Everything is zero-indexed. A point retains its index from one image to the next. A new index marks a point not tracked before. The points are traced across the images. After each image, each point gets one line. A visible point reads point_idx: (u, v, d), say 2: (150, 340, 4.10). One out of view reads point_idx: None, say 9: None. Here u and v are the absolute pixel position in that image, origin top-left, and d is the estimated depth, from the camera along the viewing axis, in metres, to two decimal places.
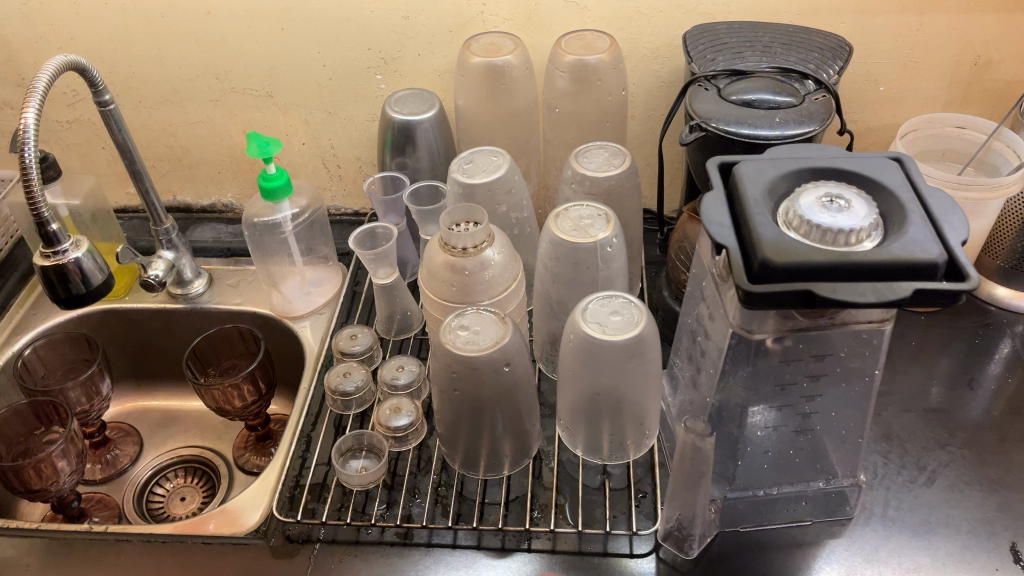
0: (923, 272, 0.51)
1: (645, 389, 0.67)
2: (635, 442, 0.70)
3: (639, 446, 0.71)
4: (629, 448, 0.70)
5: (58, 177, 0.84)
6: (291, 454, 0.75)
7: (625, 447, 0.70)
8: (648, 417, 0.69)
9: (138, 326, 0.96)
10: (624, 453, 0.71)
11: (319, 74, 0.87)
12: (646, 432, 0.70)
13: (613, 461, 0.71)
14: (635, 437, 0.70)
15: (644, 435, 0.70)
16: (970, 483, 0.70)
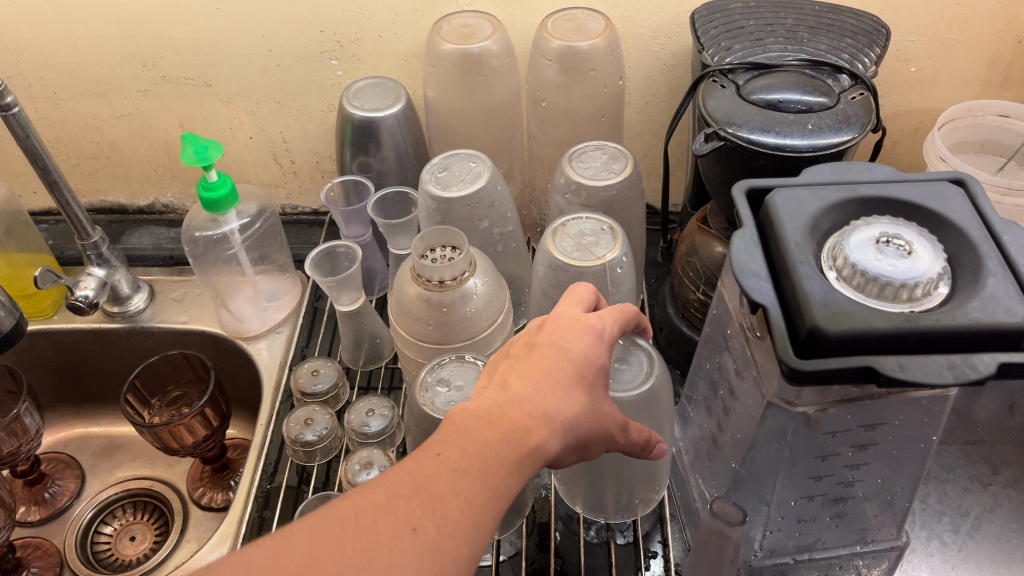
0: (1006, 340, 0.42)
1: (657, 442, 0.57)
2: (646, 496, 0.61)
3: (651, 498, 0.62)
4: (639, 503, 0.61)
5: None
6: (247, 516, 0.65)
7: (637, 503, 0.61)
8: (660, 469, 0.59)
9: (71, 348, 0.85)
10: (634, 508, 0.62)
11: (265, 60, 0.75)
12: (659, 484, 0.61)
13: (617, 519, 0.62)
14: (646, 491, 0.61)
15: (654, 492, 0.61)
16: (1019, 531, 0.63)
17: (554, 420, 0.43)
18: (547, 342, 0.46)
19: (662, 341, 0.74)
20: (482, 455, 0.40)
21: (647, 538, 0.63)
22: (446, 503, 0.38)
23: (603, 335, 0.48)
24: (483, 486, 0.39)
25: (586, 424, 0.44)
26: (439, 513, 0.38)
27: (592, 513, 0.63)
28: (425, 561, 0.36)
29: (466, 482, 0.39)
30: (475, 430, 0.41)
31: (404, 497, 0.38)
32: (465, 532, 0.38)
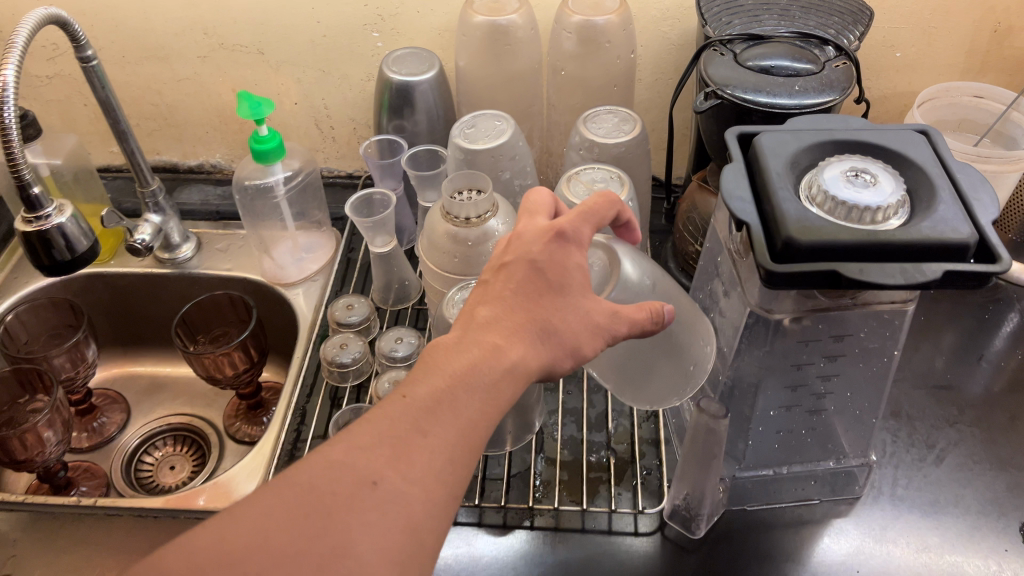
0: (952, 253, 0.49)
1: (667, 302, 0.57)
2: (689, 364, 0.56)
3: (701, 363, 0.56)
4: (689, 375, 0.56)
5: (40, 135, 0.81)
6: (286, 426, 0.72)
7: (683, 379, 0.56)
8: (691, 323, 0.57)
9: (124, 291, 0.93)
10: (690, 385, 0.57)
11: (313, 31, 0.84)
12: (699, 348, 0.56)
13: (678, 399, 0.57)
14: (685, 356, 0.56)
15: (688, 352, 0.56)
16: (980, 462, 0.69)
17: (525, 340, 0.49)
18: (515, 260, 0.52)
19: None
20: (448, 401, 0.46)
21: (643, 457, 0.70)
22: (412, 449, 0.43)
23: (567, 233, 0.52)
24: (448, 430, 0.45)
25: (564, 328, 0.50)
26: (403, 464, 0.43)
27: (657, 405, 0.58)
28: (392, 506, 0.41)
29: (430, 428, 0.44)
30: (447, 371, 0.47)
31: (372, 451, 0.43)
32: (432, 472, 0.43)
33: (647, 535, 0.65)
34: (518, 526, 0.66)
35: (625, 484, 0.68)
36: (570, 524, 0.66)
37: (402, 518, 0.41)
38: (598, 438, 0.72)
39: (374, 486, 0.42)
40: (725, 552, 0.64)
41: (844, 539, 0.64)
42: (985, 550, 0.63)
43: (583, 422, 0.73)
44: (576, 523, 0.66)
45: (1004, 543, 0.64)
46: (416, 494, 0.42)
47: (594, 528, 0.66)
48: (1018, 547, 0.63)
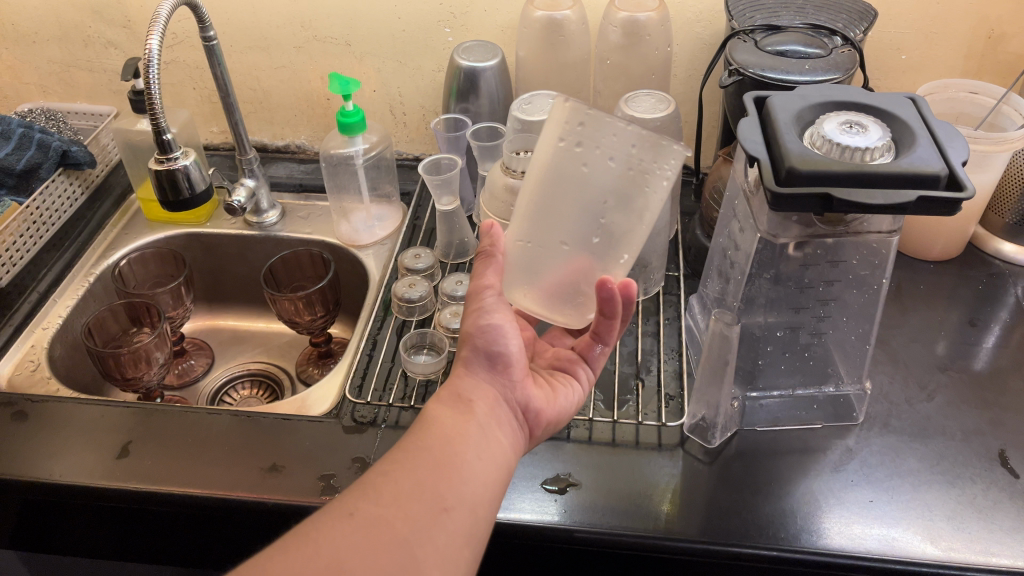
0: (926, 184, 0.59)
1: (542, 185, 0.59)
2: (566, 122, 0.56)
3: (563, 108, 0.56)
4: (576, 114, 0.55)
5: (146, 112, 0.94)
6: (360, 351, 0.85)
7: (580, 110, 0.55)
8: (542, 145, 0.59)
9: (215, 249, 1.07)
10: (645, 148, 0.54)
11: (394, 26, 0.98)
12: (558, 133, 0.57)
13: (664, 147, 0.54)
14: (565, 135, 0.56)
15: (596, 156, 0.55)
16: (967, 401, 0.79)
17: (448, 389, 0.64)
18: None
19: (691, 258, 0.94)
20: (409, 454, 0.57)
21: (668, 386, 0.81)
22: (384, 487, 0.54)
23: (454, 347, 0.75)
24: (412, 470, 0.55)
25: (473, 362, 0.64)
26: (375, 497, 0.53)
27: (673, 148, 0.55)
28: (372, 527, 0.51)
29: (398, 468, 0.56)
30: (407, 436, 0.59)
31: (350, 498, 0.54)
32: (410, 496, 0.54)
33: (669, 447, 0.75)
34: (558, 437, 0.76)
35: (651, 406, 0.79)
36: (602, 435, 0.76)
37: (392, 538, 0.51)
38: (628, 370, 0.83)
39: (353, 515, 0.52)
40: (738, 463, 0.74)
41: (842, 456, 0.74)
42: (966, 468, 0.72)
43: (616, 357, 0.84)
44: (608, 434, 0.76)
45: (984, 463, 0.73)
46: (395, 516, 0.52)
47: (624, 440, 0.76)
48: (996, 466, 0.72)
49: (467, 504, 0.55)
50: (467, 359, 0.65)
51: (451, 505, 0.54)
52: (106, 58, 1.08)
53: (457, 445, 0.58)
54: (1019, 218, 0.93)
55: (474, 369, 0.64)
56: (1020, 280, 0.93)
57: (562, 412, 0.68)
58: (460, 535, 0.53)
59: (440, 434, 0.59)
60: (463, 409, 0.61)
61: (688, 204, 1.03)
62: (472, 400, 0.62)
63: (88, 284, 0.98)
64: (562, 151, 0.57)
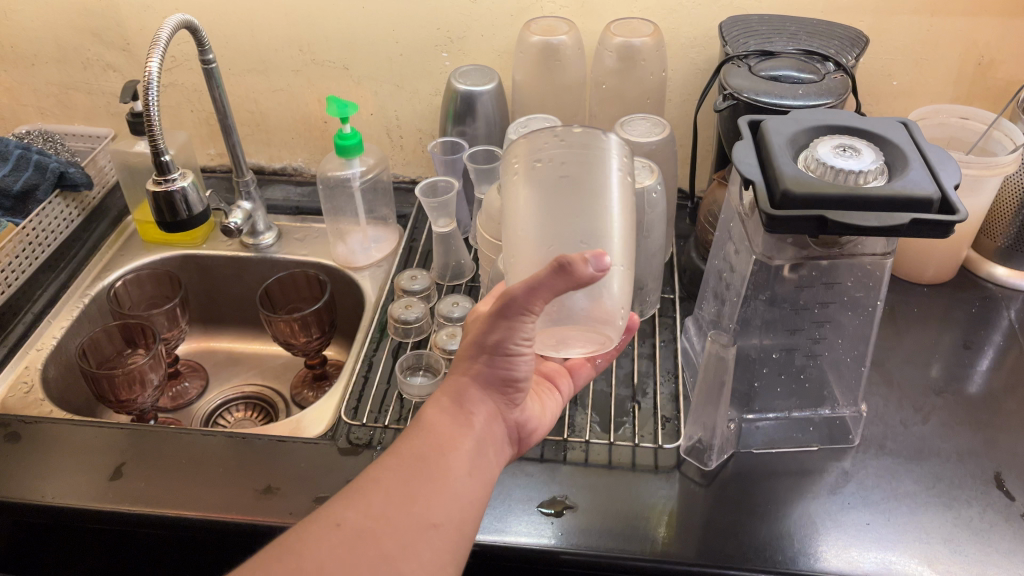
0: (920, 208, 0.59)
1: (562, 216, 0.55)
2: (584, 148, 0.57)
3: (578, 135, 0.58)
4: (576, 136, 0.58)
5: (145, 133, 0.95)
6: (356, 373, 0.85)
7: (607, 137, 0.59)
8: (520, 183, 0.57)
9: (211, 270, 1.07)
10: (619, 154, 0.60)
11: (392, 50, 0.99)
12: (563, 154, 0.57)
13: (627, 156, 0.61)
14: (587, 156, 0.57)
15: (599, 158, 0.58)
16: (962, 424, 0.79)
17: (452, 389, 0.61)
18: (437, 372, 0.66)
19: (686, 280, 0.94)
20: (403, 462, 0.57)
21: (664, 408, 0.81)
22: (372, 499, 0.55)
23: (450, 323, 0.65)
24: (403, 482, 0.56)
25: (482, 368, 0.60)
26: (363, 508, 0.54)
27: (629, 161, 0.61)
28: (356, 538, 0.53)
29: (390, 477, 0.56)
30: (403, 442, 0.59)
31: (339, 505, 0.55)
32: (399, 508, 0.54)
33: (665, 469, 0.75)
34: (554, 459, 0.76)
35: (647, 429, 0.79)
36: (598, 458, 0.76)
37: (374, 549, 0.52)
38: (625, 393, 0.83)
39: (340, 525, 0.53)
40: (734, 486, 0.73)
41: (838, 478, 0.74)
42: (962, 490, 0.72)
43: (612, 379, 0.84)
44: (604, 457, 0.76)
45: (980, 485, 0.73)
46: (382, 529, 0.53)
47: (620, 462, 0.76)
48: (992, 488, 0.72)
49: (453, 521, 0.56)
50: (478, 370, 0.61)
51: (439, 520, 0.55)
52: (105, 80, 1.08)
53: (451, 458, 0.58)
54: (1011, 242, 0.93)
55: (481, 383, 0.61)
56: (1013, 303, 0.94)
57: (546, 425, 0.69)
58: (444, 552, 0.54)
59: (436, 442, 0.58)
60: (463, 416, 0.60)
61: (682, 227, 1.04)
62: (470, 409, 0.60)
63: (83, 305, 0.98)
64: (589, 167, 0.57)
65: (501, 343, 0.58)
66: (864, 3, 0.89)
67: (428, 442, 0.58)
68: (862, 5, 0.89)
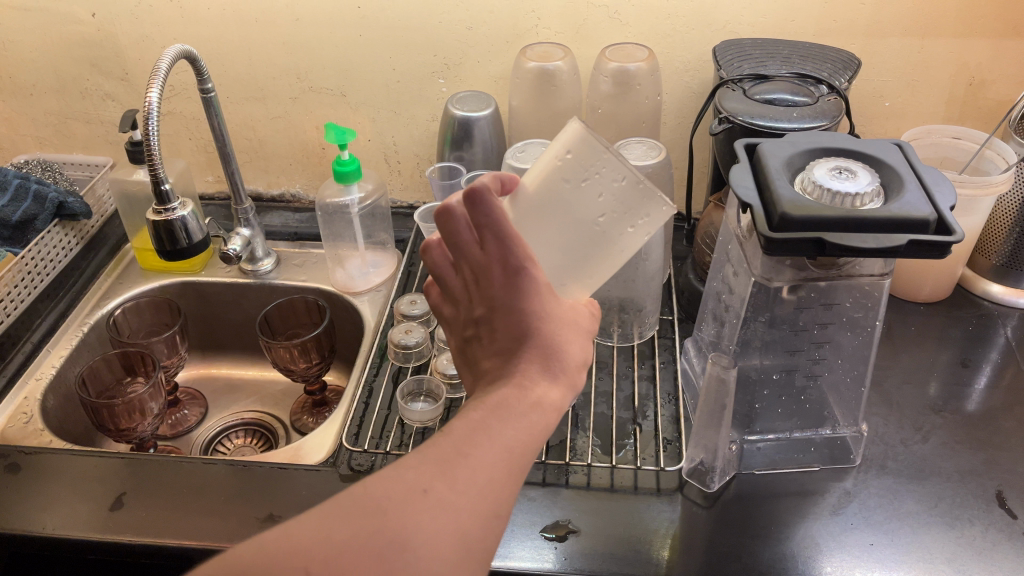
0: (917, 229, 0.60)
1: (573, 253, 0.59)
2: (627, 205, 0.56)
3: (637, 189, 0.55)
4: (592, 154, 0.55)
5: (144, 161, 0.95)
6: (356, 399, 0.85)
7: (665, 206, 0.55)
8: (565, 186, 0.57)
9: (210, 298, 1.07)
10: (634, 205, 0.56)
11: (389, 76, 1.00)
12: (572, 172, 0.56)
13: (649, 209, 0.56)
14: (624, 217, 0.57)
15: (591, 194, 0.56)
16: (962, 442, 0.79)
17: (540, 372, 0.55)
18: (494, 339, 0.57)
19: (684, 301, 0.95)
20: (489, 442, 0.51)
21: (666, 430, 0.81)
22: (459, 471, 0.49)
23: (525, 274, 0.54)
24: (487, 463, 0.50)
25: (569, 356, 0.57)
26: (448, 480, 0.48)
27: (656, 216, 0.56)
28: (435, 514, 0.47)
29: (478, 447, 0.50)
30: (482, 416, 0.52)
31: (423, 467, 0.49)
32: (481, 484, 0.49)
33: (668, 492, 0.75)
34: (556, 483, 0.76)
35: (649, 451, 0.79)
36: (601, 481, 0.76)
37: (449, 525, 0.47)
38: (625, 416, 0.83)
39: (426, 494, 0.48)
40: (737, 507, 0.74)
41: (840, 498, 0.74)
42: (964, 509, 0.72)
43: (613, 402, 0.84)
44: (606, 480, 0.76)
45: (981, 504, 0.73)
46: (463, 510, 0.48)
47: (622, 485, 0.76)
48: (993, 507, 0.72)
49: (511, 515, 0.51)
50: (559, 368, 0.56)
51: (505, 514, 0.50)
52: (103, 109, 1.09)
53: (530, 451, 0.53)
54: (1006, 260, 0.94)
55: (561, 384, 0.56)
56: (1009, 321, 0.94)
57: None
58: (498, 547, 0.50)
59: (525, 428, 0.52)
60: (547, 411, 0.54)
61: (679, 249, 1.05)
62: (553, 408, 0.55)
63: (82, 333, 0.98)
64: (616, 224, 0.57)
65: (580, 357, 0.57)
66: (855, 26, 0.90)
67: (518, 427, 0.52)
68: (852, 28, 0.90)
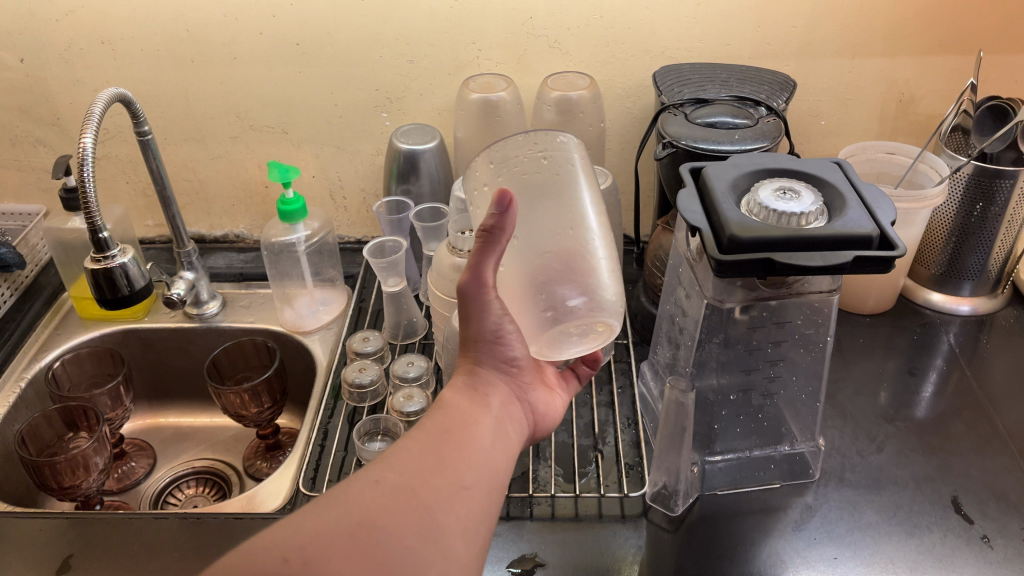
0: (861, 245, 0.61)
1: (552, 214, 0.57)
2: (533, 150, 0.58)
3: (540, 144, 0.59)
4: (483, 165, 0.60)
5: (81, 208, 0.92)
6: (312, 442, 0.83)
7: (566, 139, 0.60)
8: (486, 212, 0.59)
9: (155, 344, 1.04)
10: (535, 150, 0.58)
11: (331, 112, 1.00)
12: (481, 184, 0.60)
13: (549, 143, 0.59)
14: (530, 159, 0.58)
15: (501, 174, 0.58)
16: (914, 450, 0.81)
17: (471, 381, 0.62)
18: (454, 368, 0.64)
19: (638, 324, 0.95)
20: (428, 433, 0.57)
21: (628, 455, 0.81)
22: (405, 459, 0.54)
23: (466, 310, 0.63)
24: (432, 447, 0.56)
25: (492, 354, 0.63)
26: (397, 469, 0.53)
27: (557, 147, 0.59)
28: (391, 494, 0.51)
29: (421, 445, 0.56)
30: (425, 424, 0.58)
31: (372, 468, 0.54)
32: (430, 470, 0.54)
33: (633, 517, 0.74)
34: (520, 516, 0.75)
35: (611, 478, 0.78)
36: (565, 511, 0.75)
37: (416, 504, 0.51)
38: (586, 443, 0.83)
39: (377, 481, 0.52)
40: (702, 529, 0.73)
41: (802, 513, 0.74)
42: (922, 516, 0.74)
43: (573, 430, 0.84)
44: (571, 510, 0.75)
45: (939, 511, 0.74)
46: (418, 484, 0.52)
47: (587, 514, 0.75)
48: (950, 513, 0.74)
49: (483, 484, 0.55)
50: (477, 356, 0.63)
51: (469, 482, 0.54)
52: (34, 156, 1.06)
53: (478, 431, 0.58)
54: (944, 270, 0.97)
55: (487, 368, 0.63)
56: (951, 327, 0.97)
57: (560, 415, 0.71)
58: (476, 515, 0.54)
59: (459, 420, 0.59)
60: (474, 396, 0.61)
61: (629, 272, 1.05)
62: (483, 390, 0.62)
63: (20, 390, 0.94)
64: (556, 170, 0.58)
65: (489, 328, 0.61)
66: (788, 49, 0.92)
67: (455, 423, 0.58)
68: (786, 51, 0.92)
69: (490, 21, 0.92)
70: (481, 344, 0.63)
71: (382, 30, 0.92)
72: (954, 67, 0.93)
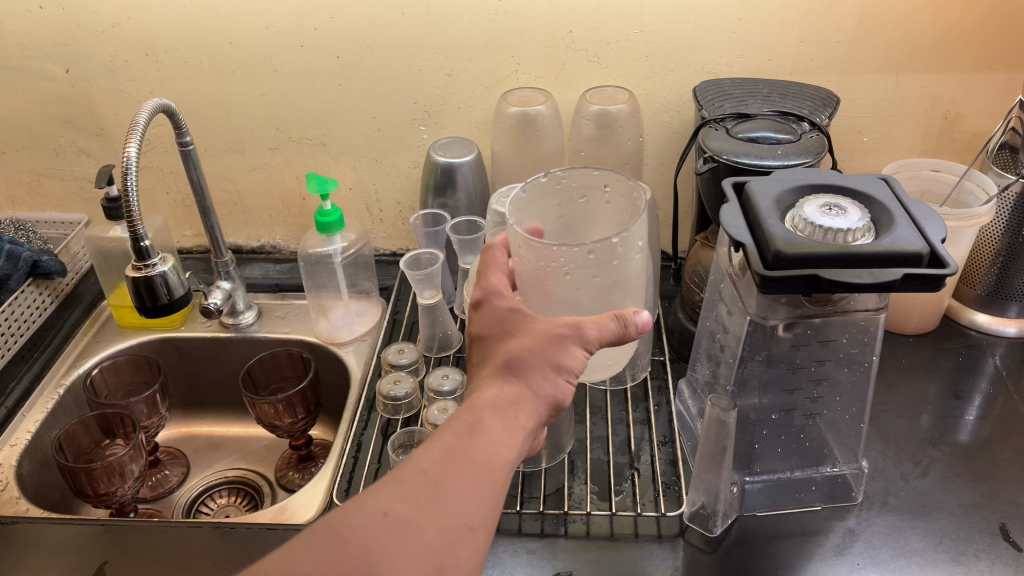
0: (911, 262, 0.59)
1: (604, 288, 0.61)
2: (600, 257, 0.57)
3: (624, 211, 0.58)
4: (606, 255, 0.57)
5: (123, 217, 0.92)
6: (345, 454, 0.82)
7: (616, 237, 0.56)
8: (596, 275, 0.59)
9: (189, 354, 1.05)
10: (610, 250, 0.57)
11: (370, 124, 1.00)
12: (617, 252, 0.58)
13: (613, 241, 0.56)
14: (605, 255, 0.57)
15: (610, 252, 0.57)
16: (961, 475, 0.78)
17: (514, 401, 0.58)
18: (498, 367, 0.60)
19: (675, 340, 0.94)
20: (450, 453, 0.54)
21: (665, 474, 0.79)
22: (418, 487, 0.52)
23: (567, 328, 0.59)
24: (449, 476, 0.53)
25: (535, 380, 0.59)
26: (407, 499, 0.51)
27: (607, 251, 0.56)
28: (395, 534, 0.49)
29: (439, 474, 0.53)
30: (447, 445, 0.55)
31: (382, 493, 0.52)
32: (440, 505, 0.51)
33: (670, 537, 0.73)
34: (554, 533, 0.74)
35: (647, 496, 0.77)
36: (601, 529, 0.74)
37: (415, 546, 0.49)
38: (622, 460, 0.81)
39: (387, 515, 0.50)
40: (739, 552, 0.72)
41: (844, 538, 0.72)
42: (969, 544, 0.71)
43: (608, 447, 0.83)
44: (606, 528, 0.74)
45: (986, 538, 0.72)
46: (425, 524, 0.50)
47: (623, 533, 0.74)
48: (998, 540, 0.71)
49: (490, 526, 0.53)
50: (537, 373, 0.59)
51: (479, 524, 0.52)
52: (78, 165, 1.07)
53: (500, 465, 0.55)
54: (990, 290, 0.95)
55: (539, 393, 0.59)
56: (997, 349, 0.95)
57: None
58: (479, 561, 0.52)
59: (489, 446, 0.55)
60: (512, 421, 0.57)
61: (666, 288, 1.05)
62: (522, 415, 0.57)
63: (59, 396, 0.95)
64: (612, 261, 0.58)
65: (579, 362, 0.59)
66: (832, 63, 0.91)
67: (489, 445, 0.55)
68: (828, 66, 0.91)
69: (529, 35, 0.92)
70: (544, 368, 0.59)
71: (422, 43, 0.93)
72: (1001, 83, 0.91)
